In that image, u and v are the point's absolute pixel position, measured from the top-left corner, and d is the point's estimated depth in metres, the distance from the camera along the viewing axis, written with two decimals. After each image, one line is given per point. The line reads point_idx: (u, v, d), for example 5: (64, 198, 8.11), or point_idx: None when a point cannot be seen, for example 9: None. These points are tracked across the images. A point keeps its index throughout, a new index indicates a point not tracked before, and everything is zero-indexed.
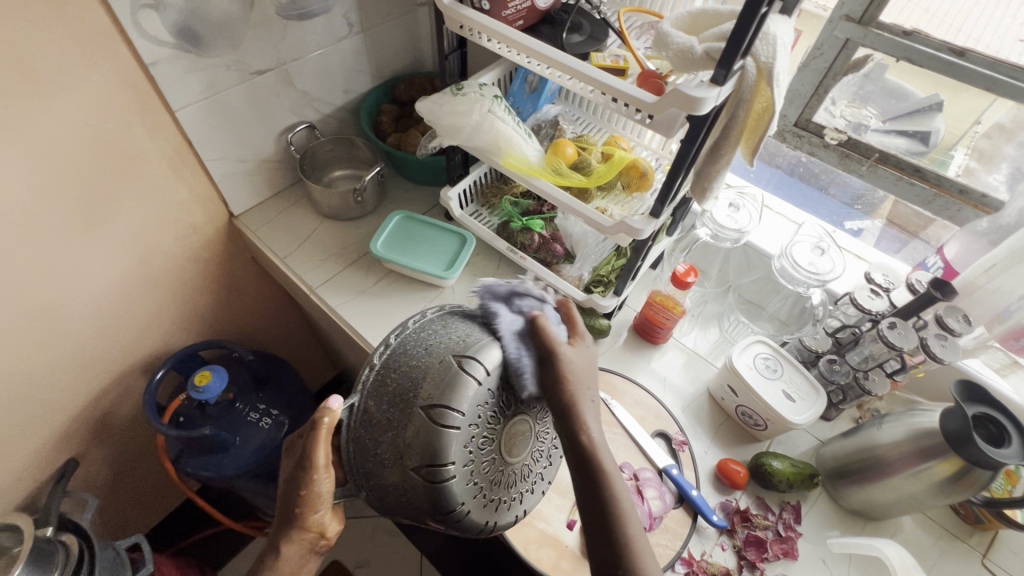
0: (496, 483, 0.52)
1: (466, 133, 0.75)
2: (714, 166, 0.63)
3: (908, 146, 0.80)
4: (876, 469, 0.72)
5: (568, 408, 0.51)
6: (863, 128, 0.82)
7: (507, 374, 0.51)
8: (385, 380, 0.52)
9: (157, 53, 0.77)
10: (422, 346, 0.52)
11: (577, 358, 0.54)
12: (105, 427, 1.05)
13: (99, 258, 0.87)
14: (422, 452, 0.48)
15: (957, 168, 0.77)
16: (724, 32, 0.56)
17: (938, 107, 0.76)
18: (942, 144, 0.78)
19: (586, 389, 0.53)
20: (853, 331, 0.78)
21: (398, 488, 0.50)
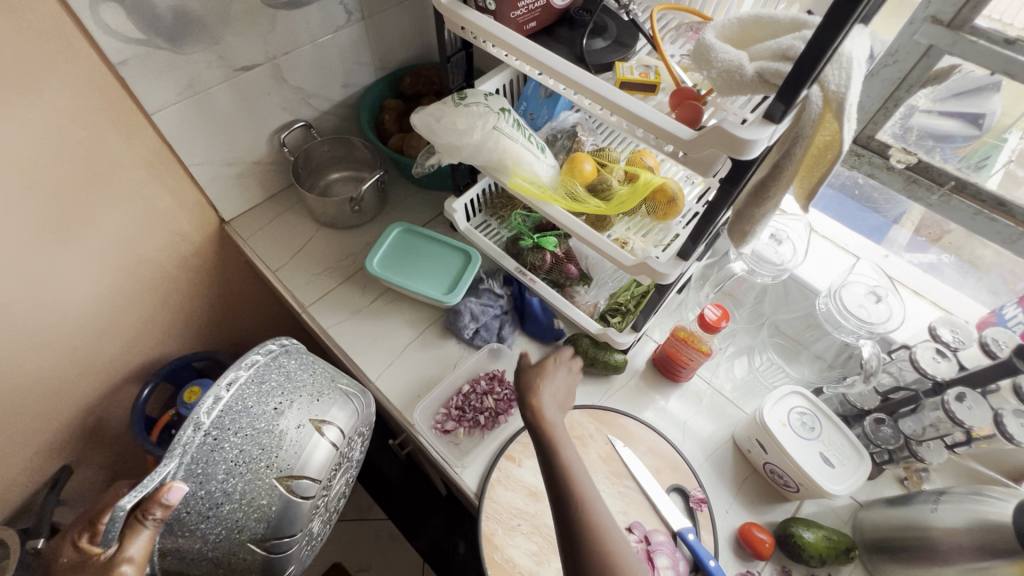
0: (319, 524, 0.69)
1: (468, 152, 0.65)
2: (759, 208, 0.52)
3: (957, 131, 0.68)
4: (926, 554, 0.62)
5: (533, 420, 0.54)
6: (940, 147, 0.69)
7: (352, 432, 0.68)
8: (220, 445, 0.54)
9: (125, 50, 0.68)
10: (266, 413, 0.58)
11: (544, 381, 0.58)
12: (95, 438, 1.01)
13: (79, 270, 0.81)
14: (267, 521, 0.59)
15: (1009, 153, 0.65)
16: (784, 49, 0.45)
17: (996, 87, 0.62)
18: (996, 127, 0.65)
19: (555, 395, 0.57)
20: (910, 392, 0.68)
21: (219, 548, 0.58)
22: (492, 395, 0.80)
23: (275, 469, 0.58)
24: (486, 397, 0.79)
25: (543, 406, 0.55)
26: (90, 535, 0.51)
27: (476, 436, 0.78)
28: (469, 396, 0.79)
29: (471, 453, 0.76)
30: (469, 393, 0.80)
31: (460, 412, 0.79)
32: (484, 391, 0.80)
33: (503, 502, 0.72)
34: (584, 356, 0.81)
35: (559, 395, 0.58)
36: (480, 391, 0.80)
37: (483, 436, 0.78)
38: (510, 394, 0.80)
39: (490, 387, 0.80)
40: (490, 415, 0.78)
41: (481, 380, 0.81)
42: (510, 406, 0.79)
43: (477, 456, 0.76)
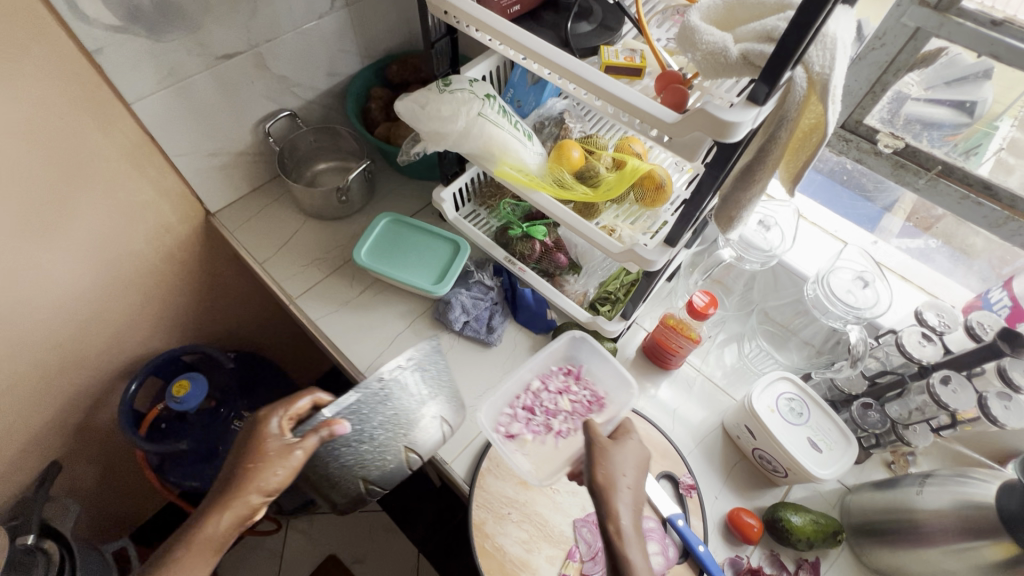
0: None
1: (453, 139, 0.64)
2: (745, 192, 0.51)
3: (948, 118, 0.67)
4: (911, 535, 0.63)
5: (602, 495, 0.55)
6: (927, 131, 0.69)
7: None
8: (386, 401, 0.55)
9: (102, 38, 0.67)
10: (424, 388, 0.58)
11: (615, 448, 0.59)
12: (83, 433, 1.00)
13: (60, 263, 0.80)
14: (381, 473, 0.59)
15: (1000, 140, 0.65)
16: (768, 31, 0.44)
17: (987, 74, 0.62)
18: (987, 114, 0.65)
19: (626, 478, 0.57)
20: (897, 376, 0.68)
21: (330, 479, 0.58)
22: (567, 396, 0.72)
23: (411, 435, 0.58)
24: (561, 399, 0.71)
25: (616, 482, 0.56)
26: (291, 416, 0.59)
27: (548, 443, 0.69)
28: (541, 396, 0.71)
29: (544, 463, 0.68)
30: (541, 393, 0.72)
31: (530, 416, 0.70)
32: (559, 391, 0.72)
33: (494, 490, 0.72)
34: None
35: (631, 482, 0.57)
36: (554, 392, 0.72)
37: (556, 444, 0.69)
38: (590, 397, 0.71)
39: (565, 387, 0.72)
40: (565, 419, 0.70)
41: (557, 377, 0.73)
42: (590, 409, 0.70)
43: (551, 465, 0.67)
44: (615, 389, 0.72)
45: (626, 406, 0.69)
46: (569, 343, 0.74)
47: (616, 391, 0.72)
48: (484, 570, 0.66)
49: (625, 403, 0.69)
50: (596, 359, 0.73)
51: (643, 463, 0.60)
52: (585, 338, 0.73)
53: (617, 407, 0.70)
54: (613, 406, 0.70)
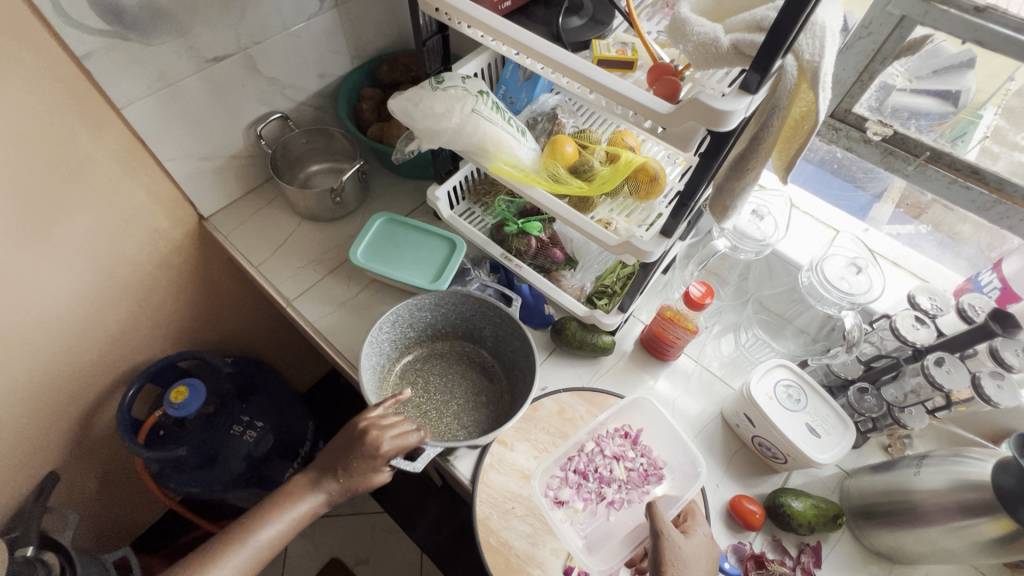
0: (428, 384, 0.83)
1: (447, 136, 0.64)
2: (739, 181, 0.52)
3: (933, 108, 0.69)
4: (910, 516, 0.64)
5: None
6: (914, 119, 0.70)
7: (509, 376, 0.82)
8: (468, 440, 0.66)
9: (90, 43, 0.66)
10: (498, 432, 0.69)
11: (689, 547, 0.60)
12: (80, 442, 0.99)
13: (52, 271, 0.79)
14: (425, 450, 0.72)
15: (984, 130, 0.66)
16: (758, 21, 0.45)
17: (970, 64, 0.64)
18: (971, 103, 0.66)
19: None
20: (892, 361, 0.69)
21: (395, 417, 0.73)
22: (623, 463, 0.73)
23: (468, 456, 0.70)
24: (617, 465, 0.72)
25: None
26: (399, 433, 0.66)
27: (600, 512, 0.70)
28: (596, 459, 0.73)
29: (594, 534, 0.69)
30: (596, 456, 0.73)
31: (583, 480, 0.71)
32: (614, 457, 0.73)
33: (497, 486, 0.72)
34: (571, 339, 0.81)
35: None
36: (610, 457, 0.73)
37: (608, 513, 0.70)
38: (647, 466, 0.73)
39: (621, 453, 0.73)
40: (619, 487, 0.71)
41: (616, 440, 0.75)
42: (647, 479, 0.72)
43: (601, 538, 0.69)
44: (674, 462, 0.73)
45: (687, 486, 0.70)
46: (630, 405, 0.76)
47: (676, 466, 0.73)
48: (490, 565, 0.67)
49: (686, 482, 0.71)
50: (655, 424, 0.75)
51: (709, 563, 0.61)
52: (646, 402, 0.75)
53: (674, 486, 0.71)
54: (672, 483, 0.72)
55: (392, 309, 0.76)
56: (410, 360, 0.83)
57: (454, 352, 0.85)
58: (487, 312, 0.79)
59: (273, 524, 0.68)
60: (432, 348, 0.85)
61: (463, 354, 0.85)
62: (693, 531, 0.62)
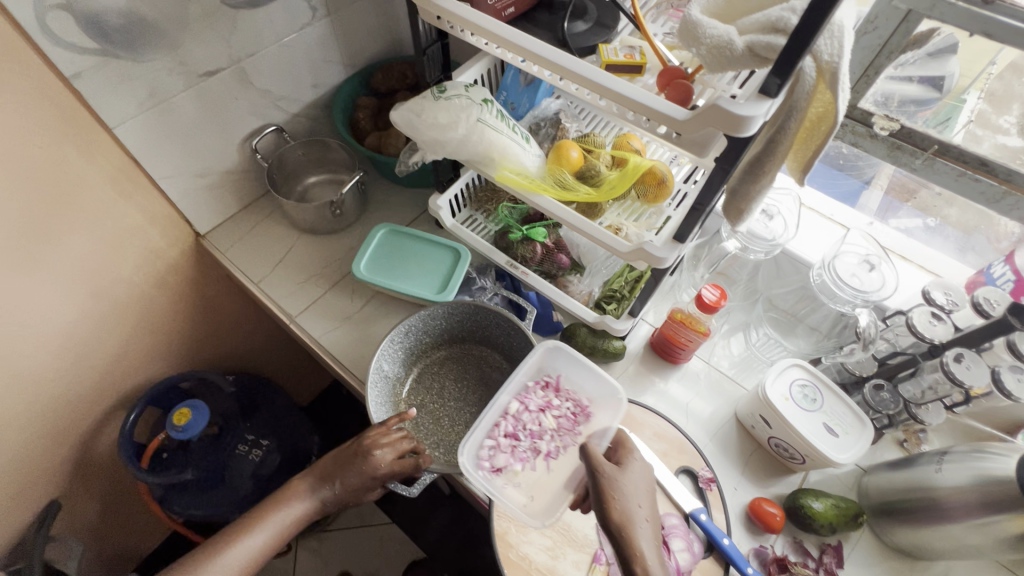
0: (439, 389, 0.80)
1: (452, 147, 0.63)
2: (755, 184, 0.51)
3: (917, 93, 0.70)
4: (932, 512, 0.64)
5: (623, 533, 0.57)
6: (902, 105, 0.71)
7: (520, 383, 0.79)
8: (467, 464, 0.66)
9: (78, 62, 0.64)
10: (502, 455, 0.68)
11: (626, 478, 0.61)
12: (81, 468, 0.96)
13: (47, 296, 0.77)
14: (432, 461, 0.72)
15: (969, 114, 0.67)
16: (773, 21, 0.43)
17: (953, 49, 0.64)
18: (955, 88, 0.67)
19: (641, 510, 0.59)
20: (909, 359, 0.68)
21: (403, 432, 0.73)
22: (551, 412, 0.72)
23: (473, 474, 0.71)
24: (544, 417, 0.72)
25: (632, 516, 0.58)
26: (395, 454, 0.67)
27: (539, 467, 0.70)
28: (522, 416, 0.72)
29: (538, 491, 0.68)
30: (522, 414, 0.72)
31: (516, 442, 0.70)
32: (539, 409, 0.72)
33: None
34: (582, 345, 0.80)
35: (646, 514, 0.59)
36: (535, 411, 0.72)
37: (547, 465, 0.70)
38: (572, 409, 0.73)
39: (546, 403, 0.73)
40: (550, 437, 0.71)
41: (534, 393, 0.73)
42: (575, 421, 0.72)
43: (544, 491, 0.68)
44: (595, 396, 0.73)
45: (613, 415, 0.70)
46: (544, 355, 0.74)
47: (599, 398, 0.74)
48: None
49: (611, 413, 0.71)
50: (572, 366, 0.74)
51: (651, 491, 0.62)
52: (556, 348, 0.74)
53: (601, 417, 0.71)
54: (598, 416, 0.72)
55: (403, 320, 0.75)
56: (426, 363, 0.82)
57: (470, 356, 0.83)
58: (503, 321, 0.77)
59: (266, 527, 0.70)
60: (449, 351, 0.83)
61: (479, 358, 0.83)
62: (627, 460, 0.63)
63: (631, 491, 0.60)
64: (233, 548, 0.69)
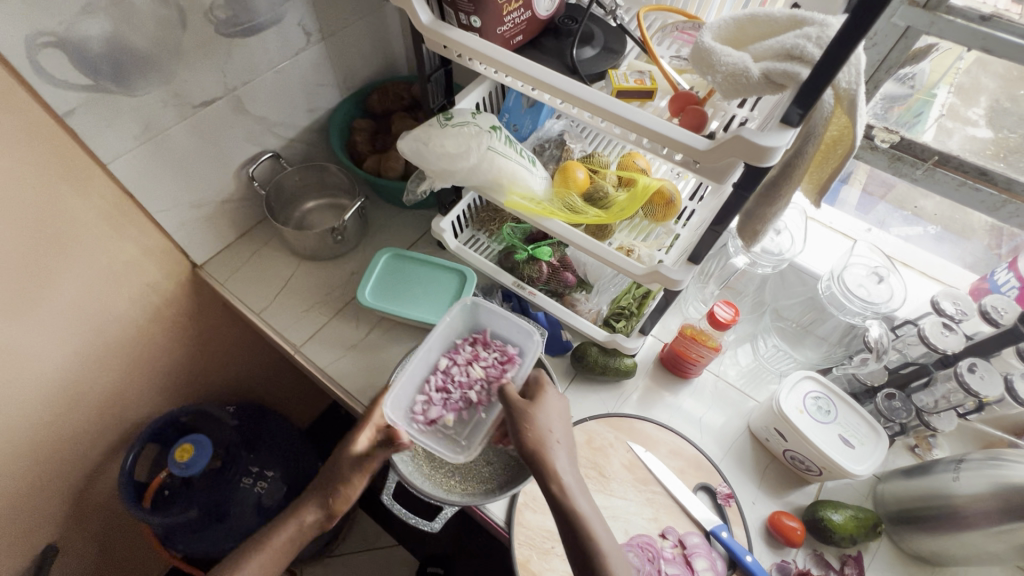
0: None
1: (461, 176, 0.62)
2: (772, 208, 0.51)
3: (891, 91, 0.71)
4: (951, 520, 0.65)
5: (538, 455, 0.60)
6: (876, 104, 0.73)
7: None
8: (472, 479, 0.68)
9: (71, 99, 0.62)
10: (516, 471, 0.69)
11: (540, 410, 0.64)
12: (80, 510, 0.93)
13: (41, 338, 0.75)
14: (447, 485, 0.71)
15: (940, 107, 0.70)
16: (788, 49, 0.44)
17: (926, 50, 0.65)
18: (927, 84, 0.69)
19: (553, 434, 0.62)
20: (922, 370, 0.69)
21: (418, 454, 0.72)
22: (478, 363, 0.76)
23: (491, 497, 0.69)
24: (473, 368, 0.75)
25: (546, 441, 0.61)
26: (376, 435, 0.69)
27: (472, 413, 0.74)
28: (452, 370, 0.76)
29: (471, 436, 0.72)
30: (451, 368, 0.76)
31: (447, 394, 0.75)
32: (469, 362, 0.76)
33: (534, 526, 0.70)
34: (593, 365, 0.80)
35: (559, 436, 0.62)
36: (464, 364, 0.76)
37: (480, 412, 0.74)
38: (499, 357, 0.76)
39: (474, 356, 0.76)
40: (480, 387, 0.74)
41: (463, 349, 0.78)
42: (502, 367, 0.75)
43: (475, 434, 0.72)
44: (519, 343, 0.77)
45: (533, 354, 0.73)
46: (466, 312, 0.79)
47: (523, 343, 0.77)
48: None
49: (530, 354, 0.74)
50: (496, 318, 0.78)
51: (564, 415, 0.65)
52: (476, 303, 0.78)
53: (525, 360, 0.74)
54: (521, 360, 0.74)
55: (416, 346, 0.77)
56: None
57: None
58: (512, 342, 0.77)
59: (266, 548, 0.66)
60: None
61: None
62: (541, 390, 0.66)
63: (546, 418, 0.63)
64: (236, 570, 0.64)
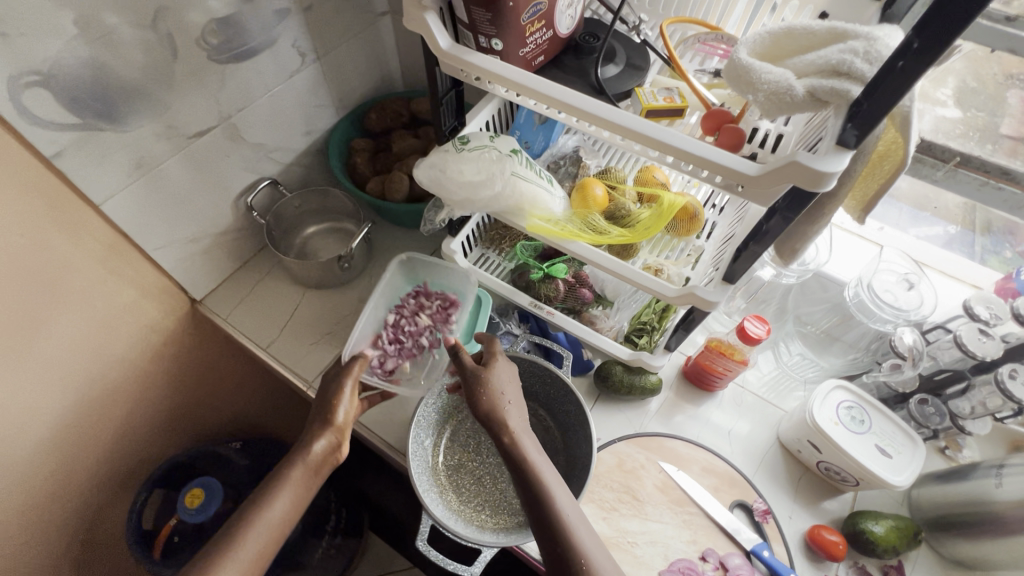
0: (471, 443, 0.76)
1: (483, 203, 0.60)
2: (813, 226, 0.50)
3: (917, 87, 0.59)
4: (993, 525, 0.64)
5: (490, 415, 0.59)
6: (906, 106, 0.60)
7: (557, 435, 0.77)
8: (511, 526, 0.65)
9: (59, 139, 0.58)
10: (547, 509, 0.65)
11: (494, 371, 0.63)
12: (85, 564, 0.88)
13: (36, 391, 0.70)
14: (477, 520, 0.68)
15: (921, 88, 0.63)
16: (834, 65, 0.41)
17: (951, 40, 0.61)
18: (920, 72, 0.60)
19: (505, 396, 0.61)
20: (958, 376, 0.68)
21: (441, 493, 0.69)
22: (422, 312, 0.80)
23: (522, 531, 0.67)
24: (419, 317, 0.80)
25: (498, 402, 0.60)
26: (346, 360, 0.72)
27: (425, 357, 0.79)
28: (400, 324, 0.80)
29: (429, 376, 0.77)
30: (399, 322, 0.80)
31: (399, 345, 0.78)
32: (414, 314, 0.80)
33: None
34: (619, 385, 0.78)
35: (511, 397, 0.61)
36: (410, 315, 0.80)
37: (432, 354, 0.79)
38: (441, 303, 0.81)
39: (417, 306, 0.81)
40: (428, 333, 0.79)
41: (406, 303, 0.81)
42: (444, 311, 0.80)
43: (433, 373, 0.77)
44: (455, 288, 0.83)
45: (472, 292, 0.80)
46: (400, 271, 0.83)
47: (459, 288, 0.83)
48: None
49: (469, 293, 0.80)
50: (430, 269, 0.84)
51: (516, 379, 0.64)
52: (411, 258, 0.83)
53: (464, 300, 0.81)
54: (461, 300, 0.81)
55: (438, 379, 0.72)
56: (459, 419, 0.78)
57: None
58: (535, 368, 0.75)
59: (280, 490, 0.61)
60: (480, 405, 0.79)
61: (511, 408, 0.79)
62: (495, 348, 0.65)
63: (500, 375, 0.63)
64: (259, 520, 0.59)
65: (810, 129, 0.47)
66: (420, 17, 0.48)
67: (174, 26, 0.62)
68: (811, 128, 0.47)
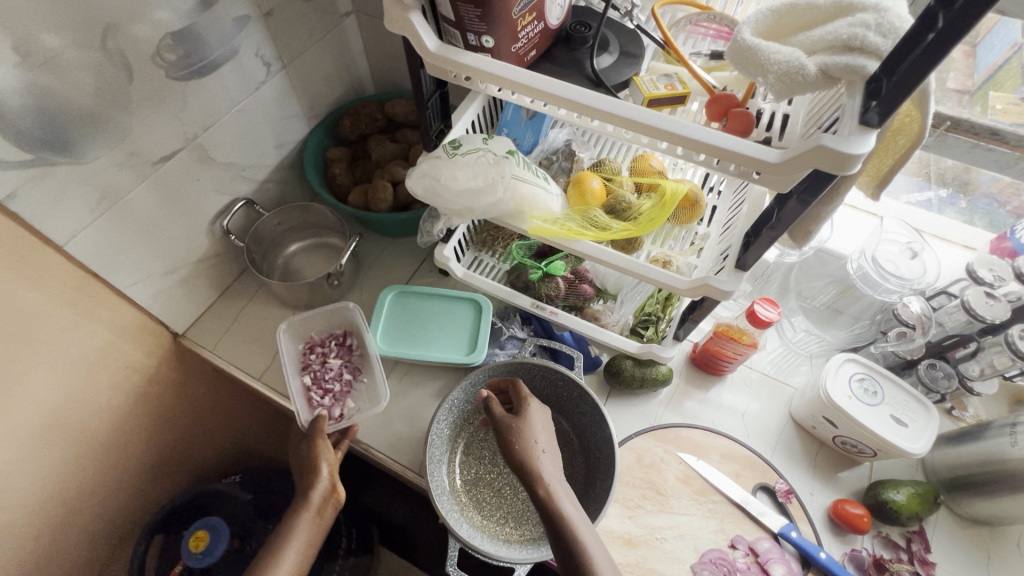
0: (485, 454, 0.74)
1: (481, 208, 0.57)
2: (827, 208, 0.48)
3: None
4: (1010, 482, 0.65)
5: (525, 466, 0.58)
6: None
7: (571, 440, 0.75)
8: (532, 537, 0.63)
9: (10, 179, 0.53)
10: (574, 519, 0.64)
11: (526, 419, 0.62)
12: None
13: (15, 451, 0.65)
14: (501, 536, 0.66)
15: None
16: (846, 40, 0.40)
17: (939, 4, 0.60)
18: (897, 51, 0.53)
19: (539, 444, 0.60)
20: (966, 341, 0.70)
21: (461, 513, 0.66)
22: (329, 356, 0.78)
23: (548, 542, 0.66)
24: (328, 362, 0.78)
25: (533, 450, 0.59)
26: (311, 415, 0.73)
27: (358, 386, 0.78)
28: (319, 376, 0.77)
29: (372, 395, 0.77)
30: (316, 376, 0.77)
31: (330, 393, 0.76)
32: (322, 361, 0.78)
33: None
34: (631, 379, 0.76)
35: (545, 445, 0.61)
36: (321, 365, 0.78)
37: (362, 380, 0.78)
38: (337, 340, 0.80)
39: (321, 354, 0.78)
40: (346, 367, 0.78)
41: (309, 359, 0.79)
42: (345, 344, 0.80)
43: (374, 390, 0.77)
44: (343, 322, 0.82)
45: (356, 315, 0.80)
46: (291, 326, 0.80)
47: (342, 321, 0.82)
48: None
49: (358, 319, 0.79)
50: (307, 323, 0.81)
51: (549, 424, 0.64)
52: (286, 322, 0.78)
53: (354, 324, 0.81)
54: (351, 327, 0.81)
55: (448, 395, 0.69)
56: (472, 430, 0.75)
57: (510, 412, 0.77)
58: (546, 371, 0.73)
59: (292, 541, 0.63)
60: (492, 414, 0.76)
61: None
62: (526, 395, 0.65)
63: (532, 424, 0.62)
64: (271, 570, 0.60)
65: (818, 108, 0.46)
66: (402, 18, 0.45)
67: (125, 45, 0.57)
68: (819, 107, 0.46)
